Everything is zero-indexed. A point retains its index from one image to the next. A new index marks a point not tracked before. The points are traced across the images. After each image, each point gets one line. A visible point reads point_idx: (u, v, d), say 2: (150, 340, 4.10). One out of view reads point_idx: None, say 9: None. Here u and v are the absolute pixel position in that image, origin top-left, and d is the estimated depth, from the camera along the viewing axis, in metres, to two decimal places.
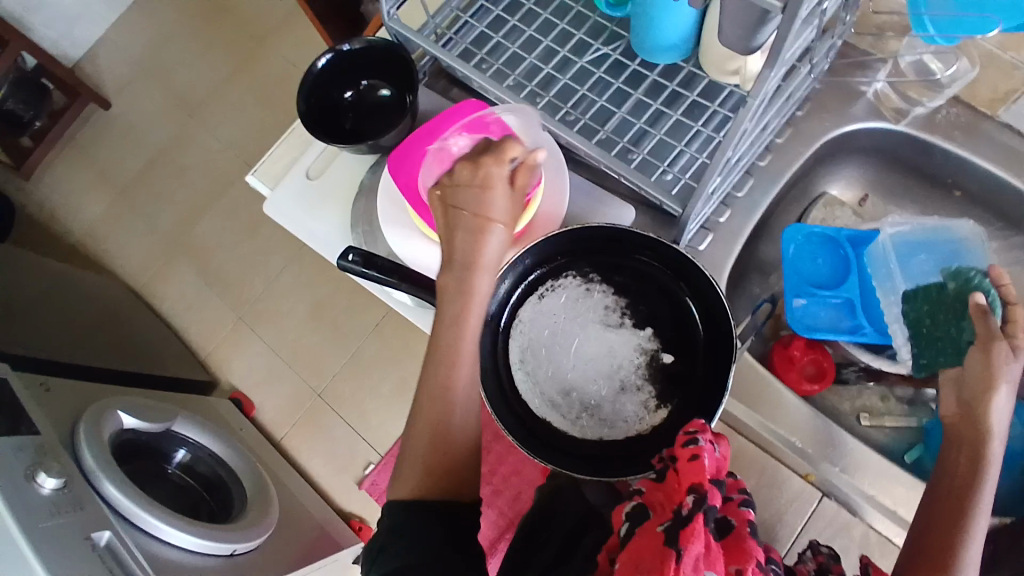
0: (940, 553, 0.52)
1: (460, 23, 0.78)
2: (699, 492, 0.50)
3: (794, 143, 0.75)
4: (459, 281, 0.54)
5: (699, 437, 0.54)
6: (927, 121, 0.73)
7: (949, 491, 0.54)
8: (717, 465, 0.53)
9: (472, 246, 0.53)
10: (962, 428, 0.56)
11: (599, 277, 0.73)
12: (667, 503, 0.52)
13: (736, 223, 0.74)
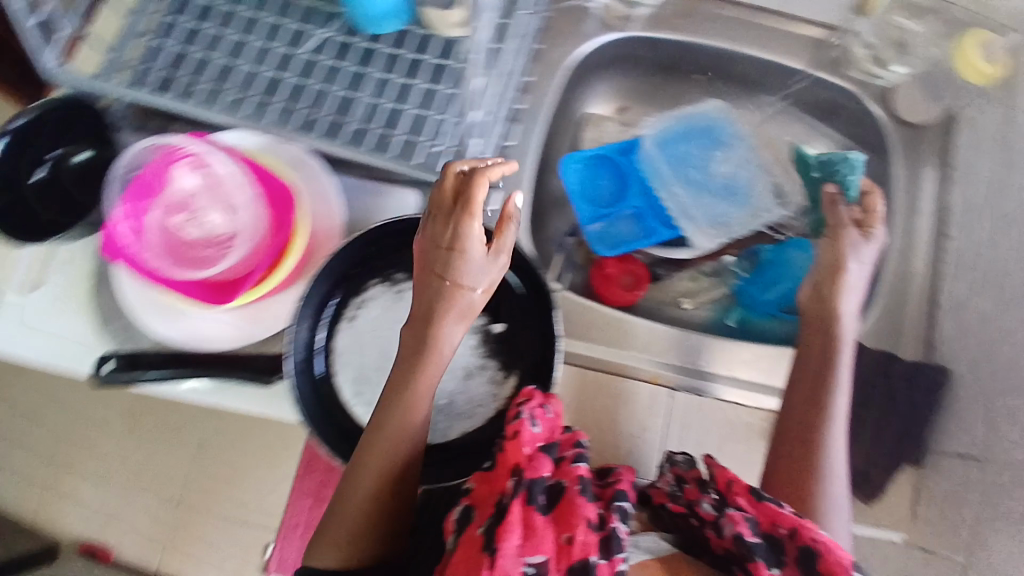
0: (800, 446, 0.60)
1: (149, 48, 0.67)
2: (520, 473, 0.54)
3: (541, 77, 0.74)
4: (418, 336, 0.57)
5: (521, 411, 0.57)
6: (653, 19, 0.76)
7: (809, 374, 0.62)
8: (546, 432, 0.57)
9: (439, 305, 0.55)
10: (813, 307, 0.64)
11: (405, 274, 0.69)
12: (492, 494, 0.56)
13: (513, 172, 0.73)
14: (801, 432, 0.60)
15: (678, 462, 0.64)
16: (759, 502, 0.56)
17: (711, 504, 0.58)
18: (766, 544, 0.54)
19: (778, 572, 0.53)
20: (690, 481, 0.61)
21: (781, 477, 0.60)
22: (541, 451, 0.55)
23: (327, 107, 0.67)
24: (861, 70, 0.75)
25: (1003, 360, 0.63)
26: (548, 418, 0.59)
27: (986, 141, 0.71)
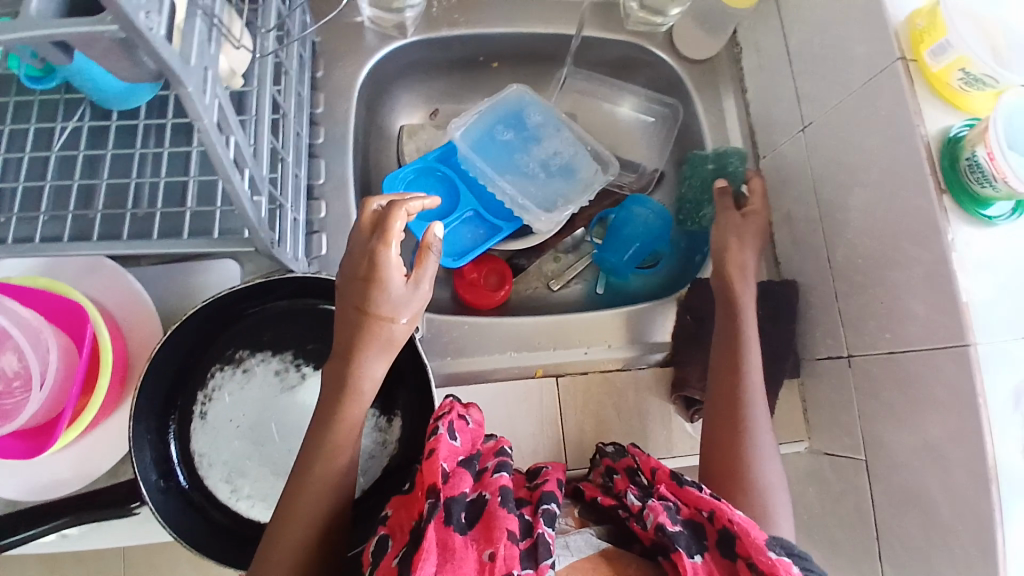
0: (727, 414, 0.61)
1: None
2: (435, 493, 0.48)
3: (337, 106, 0.72)
4: (338, 372, 0.52)
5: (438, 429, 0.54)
6: (426, 20, 0.76)
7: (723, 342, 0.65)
8: (468, 447, 0.55)
9: (360, 339, 0.51)
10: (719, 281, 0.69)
11: (248, 350, 0.64)
12: (409, 517, 0.50)
13: (338, 210, 0.70)
14: (729, 400, 0.62)
15: (609, 454, 0.66)
16: (680, 487, 0.54)
17: (638, 493, 0.55)
18: (690, 530, 0.51)
19: (700, 560, 0.49)
20: (621, 472, 0.62)
21: (717, 446, 0.60)
22: (461, 465, 0.51)
23: (108, 201, 0.62)
24: (638, 20, 0.80)
25: (837, 259, 0.67)
26: (470, 431, 0.57)
27: (765, 60, 0.76)
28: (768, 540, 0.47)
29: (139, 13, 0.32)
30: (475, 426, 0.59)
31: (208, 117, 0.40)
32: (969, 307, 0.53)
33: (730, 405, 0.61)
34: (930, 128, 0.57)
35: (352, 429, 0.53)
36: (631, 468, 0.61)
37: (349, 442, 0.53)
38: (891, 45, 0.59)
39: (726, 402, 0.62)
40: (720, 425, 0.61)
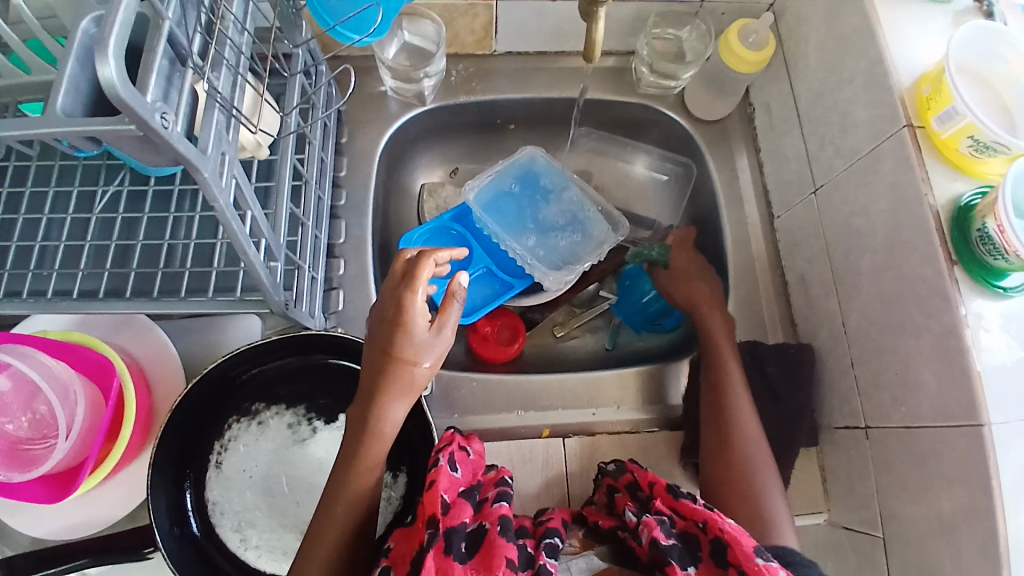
0: (724, 458, 0.64)
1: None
2: (435, 524, 0.49)
3: (357, 169, 0.76)
4: (362, 411, 0.53)
5: (438, 458, 0.56)
6: (446, 88, 0.80)
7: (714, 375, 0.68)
8: (467, 477, 0.56)
9: (384, 380, 0.52)
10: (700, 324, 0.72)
11: (264, 402, 0.66)
12: (411, 549, 0.51)
13: (355, 267, 0.73)
14: (722, 445, 0.64)
15: (608, 471, 0.66)
16: (676, 500, 0.55)
17: (636, 510, 0.56)
18: (683, 543, 0.52)
19: (694, 571, 0.51)
20: (621, 489, 0.62)
21: (722, 487, 0.63)
22: (461, 496, 0.52)
23: (142, 260, 0.67)
24: (650, 84, 0.82)
25: (851, 324, 0.66)
26: (471, 462, 0.59)
27: (777, 123, 0.78)
28: (757, 547, 0.48)
29: (155, 114, 0.37)
30: (475, 457, 0.61)
31: (223, 197, 0.45)
32: (983, 384, 0.52)
33: (724, 451, 0.64)
34: (938, 196, 0.56)
35: (373, 466, 0.53)
36: (631, 484, 0.61)
37: (370, 475, 0.54)
38: (897, 112, 0.59)
39: (721, 449, 0.64)
40: (720, 468, 0.63)
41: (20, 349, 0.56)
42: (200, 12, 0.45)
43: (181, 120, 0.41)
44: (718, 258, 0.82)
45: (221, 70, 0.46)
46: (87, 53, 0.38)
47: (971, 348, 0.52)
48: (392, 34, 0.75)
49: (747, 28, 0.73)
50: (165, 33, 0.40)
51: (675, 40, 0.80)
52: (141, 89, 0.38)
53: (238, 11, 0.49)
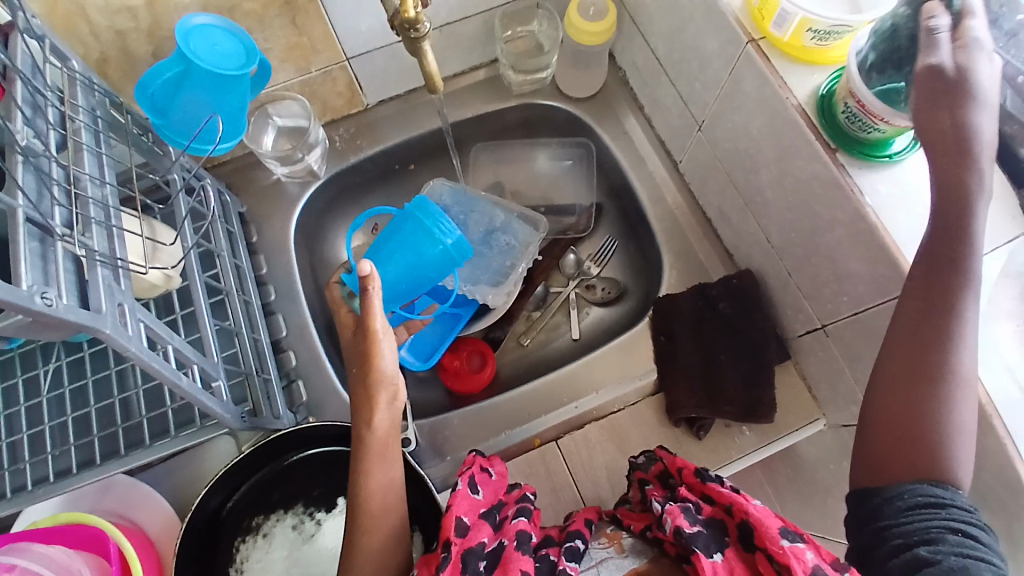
0: (905, 410, 0.48)
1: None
2: (449, 547, 0.49)
3: (277, 261, 0.78)
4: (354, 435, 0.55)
5: (455, 482, 0.55)
6: (333, 154, 0.81)
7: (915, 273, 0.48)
8: (490, 496, 0.56)
9: (358, 394, 0.55)
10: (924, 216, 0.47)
11: (262, 515, 0.67)
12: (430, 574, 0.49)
13: (308, 354, 0.75)
14: (902, 382, 0.48)
15: (638, 466, 0.64)
16: (705, 485, 0.53)
17: (661, 500, 0.54)
18: (710, 529, 0.49)
19: (722, 558, 0.47)
20: (652, 481, 0.60)
21: (880, 438, 0.49)
22: (481, 516, 0.52)
23: (102, 423, 0.67)
24: (520, 83, 0.84)
25: (775, 237, 0.69)
26: (493, 483, 0.59)
27: (647, 77, 0.80)
28: (782, 528, 0.45)
29: (36, 297, 0.39)
30: (497, 477, 0.60)
31: (135, 344, 0.47)
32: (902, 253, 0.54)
33: (910, 392, 0.48)
34: (799, 94, 0.59)
35: (387, 515, 0.54)
36: (663, 474, 0.60)
37: (381, 527, 0.53)
38: (737, 32, 0.61)
39: (901, 390, 0.48)
40: (887, 420, 0.49)
41: (16, 545, 0.55)
42: (54, 185, 0.47)
43: (67, 293, 0.43)
44: (641, 219, 0.84)
45: (92, 228, 0.48)
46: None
47: (880, 224, 0.54)
48: (262, 122, 0.75)
49: (584, 2, 0.75)
50: (22, 219, 0.42)
51: (530, 36, 0.83)
52: (16, 281, 0.40)
53: (92, 169, 0.50)
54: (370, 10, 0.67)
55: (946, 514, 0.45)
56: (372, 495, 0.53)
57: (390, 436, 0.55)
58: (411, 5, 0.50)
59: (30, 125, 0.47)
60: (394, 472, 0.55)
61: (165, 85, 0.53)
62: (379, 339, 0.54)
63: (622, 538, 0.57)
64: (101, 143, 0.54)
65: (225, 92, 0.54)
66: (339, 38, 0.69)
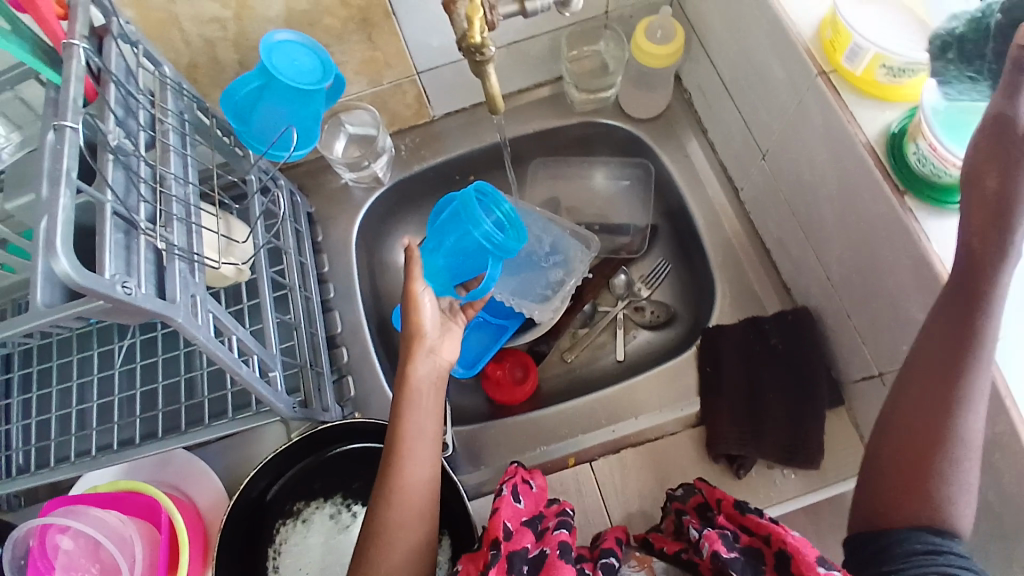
0: (913, 456, 0.46)
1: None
2: (498, 545, 0.50)
3: (338, 261, 0.82)
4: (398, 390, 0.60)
5: (499, 488, 0.56)
6: (398, 163, 0.85)
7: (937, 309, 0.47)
8: (531, 506, 0.57)
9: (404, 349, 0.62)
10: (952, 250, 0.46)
11: (303, 501, 0.71)
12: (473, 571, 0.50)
13: (359, 351, 0.78)
14: (914, 429, 0.47)
15: (676, 497, 0.63)
16: (745, 516, 0.51)
17: (699, 527, 0.53)
18: (747, 556, 0.48)
19: None
20: (689, 510, 0.59)
21: (885, 486, 0.47)
22: (524, 523, 0.53)
23: (167, 398, 0.73)
24: (584, 102, 0.85)
25: (835, 275, 0.66)
26: (533, 494, 0.59)
27: (712, 101, 0.79)
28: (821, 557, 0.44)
29: (116, 286, 0.44)
30: (538, 490, 0.60)
31: (203, 332, 0.51)
32: None
33: (918, 440, 0.46)
34: (868, 131, 0.57)
35: (419, 514, 0.55)
36: (701, 506, 0.59)
37: (407, 528, 0.54)
38: (807, 63, 0.60)
39: (910, 450, 0.47)
40: (895, 463, 0.47)
41: (74, 508, 0.61)
42: (141, 183, 0.51)
43: (146, 283, 0.47)
44: (697, 244, 0.83)
45: (173, 224, 0.52)
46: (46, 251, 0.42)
47: (946, 272, 0.52)
48: (334, 129, 0.79)
49: (652, 24, 0.75)
50: (109, 213, 0.46)
51: (596, 56, 0.83)
52: (100, 270, 0.44)
53: (177, 169, 0.55)
54: (439, 27, 0.69)
55: (944, 561, 0.43)
56: (404, 491, 0.54)
57: (433, 386, 0.60)
58: (478, 30, 0.52)
59: (123, 127, 0.51)
60: (429, 471, 0.56)
61: (249, 94, 0.57)
62: (419, 296, 0.62)
63: (652, 561, 0.57)
64: (186, 145, 0.58)
65: (300, 106, 0.57)
66: (412, 54, 0.73)
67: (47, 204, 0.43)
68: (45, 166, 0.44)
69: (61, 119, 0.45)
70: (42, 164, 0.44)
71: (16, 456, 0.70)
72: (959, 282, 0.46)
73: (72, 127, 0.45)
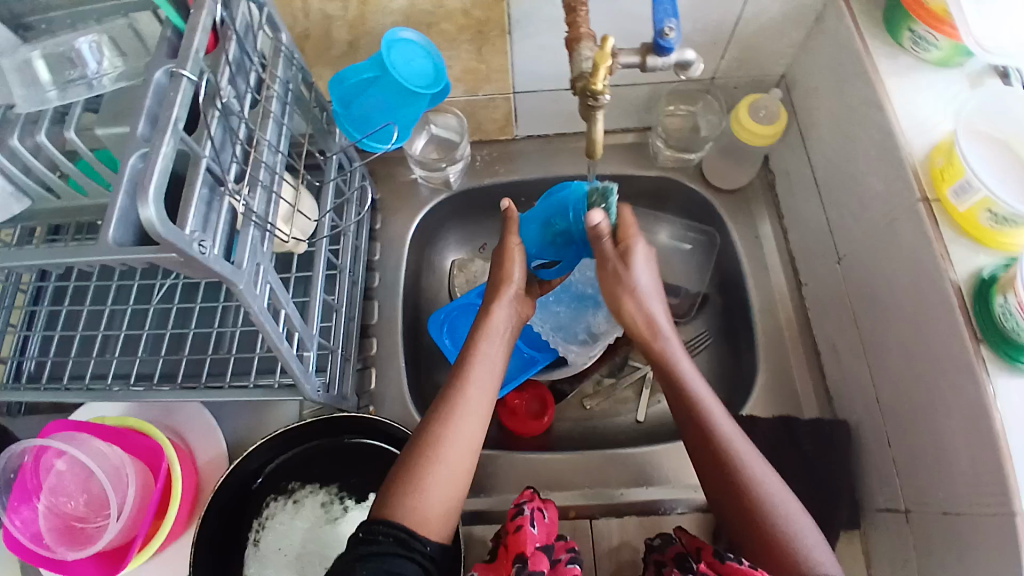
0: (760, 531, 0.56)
1: (9, 342, 0.71)
2: (523, 560, 0.55)
3: (390, 253, 0.81)
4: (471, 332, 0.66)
5: (523, 507, 0.60)
6: (470, 172, 0.85)
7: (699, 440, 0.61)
8: (543, 534, 0.58)
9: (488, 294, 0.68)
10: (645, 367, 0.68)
11: (298, 482, 0.70)
12: None
13: (388, 346, 0.78)
14: (738, 507, 0.58)
15: (655, 548, 0.64)
16: (723, 564, 0.54)
17: None
18: None
19: None
20: (669, 562, 0.60)
21: (762, 553, 0.56)
22: (541, 548, 0.57)
23: (193, 346, 0.73)
24: (667, 158, 0.84)
25: (885, 398, 0.64)
26: (545, 524, 0.60)
27: (797, 189, 0.78)
28: None
29: (194, 243, 0.43)
30: (551, 520, 0.61)
31: (258, 303, 0.50)
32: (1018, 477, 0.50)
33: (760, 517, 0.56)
34: (959, 271, 0.55)
35: (453, 474, 0.57)
36: (679, 556, 0.60)
37: (438, 480, 0.55)
38: (911, 185, 0.59)
39: (738, 511, 0.57)
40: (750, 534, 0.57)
41: (76, 436, 0.61)
42: (237, 143, 0.51)
43: (219, 245, 0.47)
44: (745, 326, 0.81)
45: (256, 190, 0.52)
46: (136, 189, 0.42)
47: (1004, 428, 0.51)
48: (420, 128, 0.80)
49: (758, 103, 0.75)
50: (202, 168, 0.46)
51: (689, 116, 0.82)
52: (182, 223, 0.44)
53: (272, 136, 0.55)
54: (549, 56, 0.70)
55: None
56: (443, 445, 0.57)
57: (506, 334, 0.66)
58: (602, 78, 0.52)
59: (233, 85, 0.51)
60: (473, 435, 0.59)
61: (359, 82, 0.57)
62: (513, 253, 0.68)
63: None
64: (285, 113, 0.58)
65: (401, 104, 0.58)
66: (514, 74, 0.73)
67: (142, 141, 0.43)
68: (147, 103, 0.44)
69: (179, 67, 0.44)
70: (144, 100, 0.44)
71: (28, 364, 0.71)
72: (622, 324, 0.68)
73: (189, 77, 0.44)
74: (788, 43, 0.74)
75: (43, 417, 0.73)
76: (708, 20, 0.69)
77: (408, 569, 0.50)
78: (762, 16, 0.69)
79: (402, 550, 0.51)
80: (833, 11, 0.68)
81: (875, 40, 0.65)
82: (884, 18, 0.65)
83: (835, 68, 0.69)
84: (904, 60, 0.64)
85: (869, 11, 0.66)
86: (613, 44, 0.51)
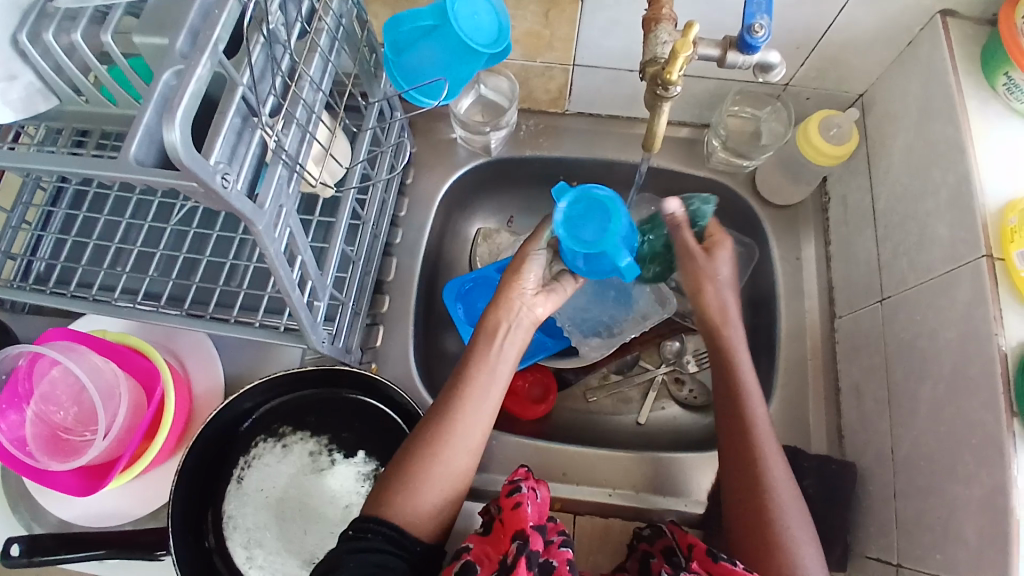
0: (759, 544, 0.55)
1: (22, 238, 0.71)
2: (524, 537, 0.52)
3: (417, 211, 0.79)
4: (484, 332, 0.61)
5: (520, 485, 0.56)
6: (514, 141, 0.81)
7: (743, 458, 0.59)
8: (536, 514, 0.55)
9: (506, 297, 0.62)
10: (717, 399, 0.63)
11: (291, 427, 0.69)
12: (497, 552, 0.52)
13: (399, 307, 0.76)
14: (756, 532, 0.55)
15: (644, 538, 0.63)
16: (714, 564, 0.52)
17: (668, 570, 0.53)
18: None
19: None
20: (657, 555, 0.59)
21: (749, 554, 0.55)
22: (534, 528, 0.53)
23: (204, 274, 0.72)
24: (720, 160, 0.79)
25: (900, 452, 0.62)
26: (537, 504, 0.56)
27: (852, 218, 0.74)
28: None
29: (217, 175, 0.40)
30: (542, 500, 0.57)
31: (275, 246, 0.48)
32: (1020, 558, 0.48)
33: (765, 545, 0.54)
34: (1010, 338, 0.52)
35: (454, 474, 0.57)
36: (668, 550, 0.59)
37: (438, 477, 0.56)
38: (978, 239, 0.55)
39: (755, 531, 0.55)
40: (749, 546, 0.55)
41: (73, 347, 0.61)
42: (278, 74, 0.48)
43: (243, 179, 0.44)
44: (768, 349, 0.78)
45: (290, 127, 0.50)
46: (164, 106, 0.39)
47: (1017, 511, 0.48)
48: (469, 86, 0.76)
49: (830, 120, 0.70)
50: (238, 96, 0.42)
51: (752, 120, 0.78)
52: (208, 152, 0.41)
53: (316, 72, 0.52)
54: (620, 32, 0.65)
55: None
56: (449, 439, 0.57)
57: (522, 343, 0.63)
58: (679, 68, 0.48)
59: (283, 11, 0.48)
60: (473, 439, 0.58)
61: (415, 29, 0.54)
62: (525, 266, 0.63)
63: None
64: (332, 49, 0.55)
65: (458, 60, 0.55)
66: (578, 45, 0.68)
67: (179, 57, 0.40)
68: (190, 17, 0.41)
69: None
70: (188, 13, 0.41)
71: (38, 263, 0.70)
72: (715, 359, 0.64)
73: None
74: (875, 62, 0.69)
75: (46, 318, 0.73)
76: (797, 21, 0.64)
77: (392, 560, 0.51)
78: (855, 29, 0.64)
79: (390, 548, 0.52)
80: (931, 37, 0.62)
81: (970, 77, 0.60)
82: (982, 55, 0.60)
83: (921, 98, 0.64)
84: (994, 105, 0.59)
85: (969, 44, 0.61)
86: (697, 33, 0.46)
